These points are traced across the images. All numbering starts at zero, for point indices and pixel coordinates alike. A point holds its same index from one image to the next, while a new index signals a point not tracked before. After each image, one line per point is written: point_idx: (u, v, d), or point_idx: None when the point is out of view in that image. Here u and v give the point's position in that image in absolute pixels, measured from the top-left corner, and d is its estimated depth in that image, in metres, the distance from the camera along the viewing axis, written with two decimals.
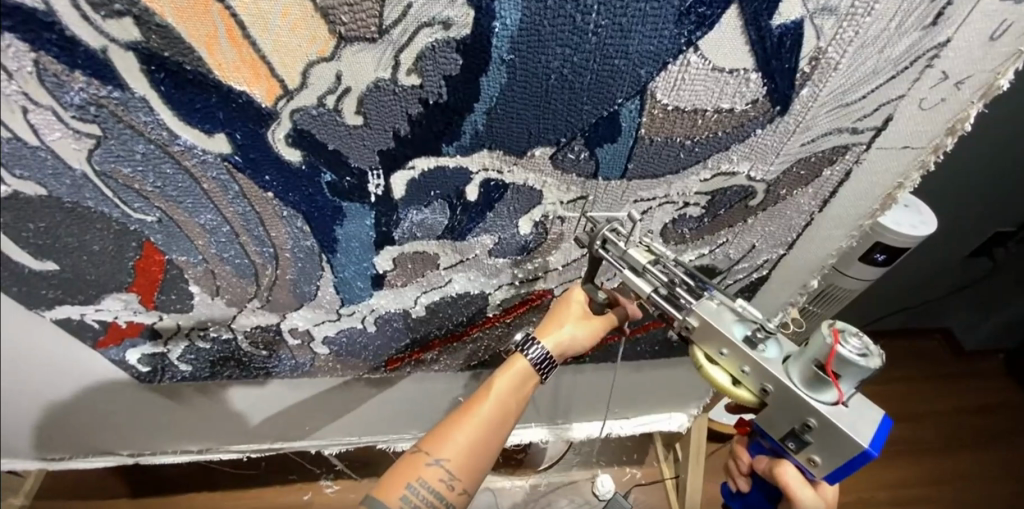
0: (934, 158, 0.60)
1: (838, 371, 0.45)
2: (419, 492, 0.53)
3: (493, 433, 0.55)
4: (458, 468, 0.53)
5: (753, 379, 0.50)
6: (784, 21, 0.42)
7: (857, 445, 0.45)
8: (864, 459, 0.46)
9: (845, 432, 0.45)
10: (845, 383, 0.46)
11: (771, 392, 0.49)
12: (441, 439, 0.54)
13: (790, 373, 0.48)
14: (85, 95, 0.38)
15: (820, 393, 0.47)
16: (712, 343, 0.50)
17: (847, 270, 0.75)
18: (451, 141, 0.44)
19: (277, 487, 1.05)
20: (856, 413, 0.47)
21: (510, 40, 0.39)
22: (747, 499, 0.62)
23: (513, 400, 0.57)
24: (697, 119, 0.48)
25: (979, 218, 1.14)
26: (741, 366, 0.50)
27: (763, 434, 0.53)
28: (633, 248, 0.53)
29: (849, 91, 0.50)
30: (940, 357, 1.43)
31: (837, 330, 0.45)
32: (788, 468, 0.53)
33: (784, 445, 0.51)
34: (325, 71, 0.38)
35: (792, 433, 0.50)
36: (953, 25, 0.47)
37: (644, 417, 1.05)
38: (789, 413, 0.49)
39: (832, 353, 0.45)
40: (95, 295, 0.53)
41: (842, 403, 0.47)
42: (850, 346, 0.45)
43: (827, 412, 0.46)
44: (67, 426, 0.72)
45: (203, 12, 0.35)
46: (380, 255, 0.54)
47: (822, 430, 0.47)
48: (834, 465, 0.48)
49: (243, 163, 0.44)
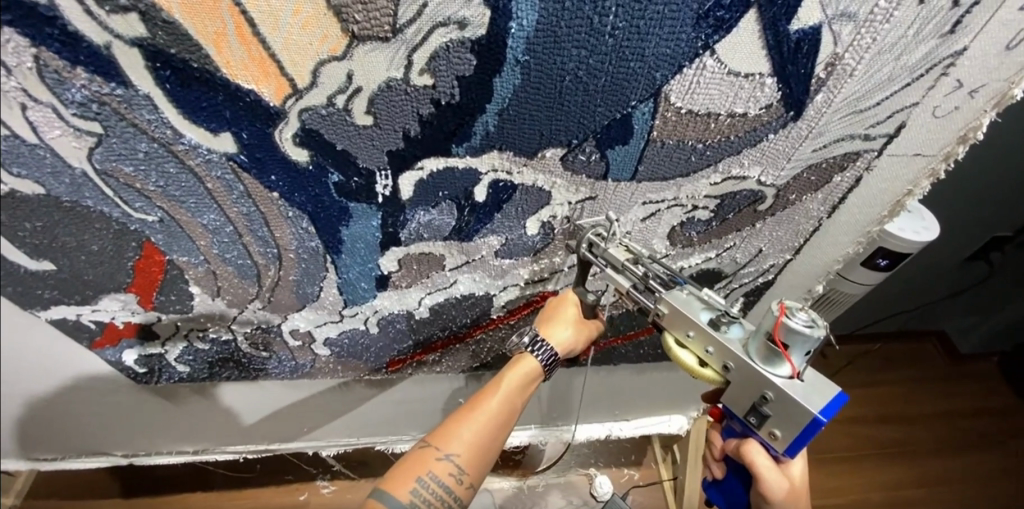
0: (944, 166, 0.61)
1: (787, 341, 0.45)
2: (428, 486, 0.51)
3: (499, 427, 0.55)
4: (467, 462, 0.53)
5: (717, 358, 0.49)
6: (802, 26, 0.42)
7: (810, 413, 0.44)
8: (817, 428, 0.45)
9: (798, 402, 0.45)
10: (796, 357, 0.46)
11: (733, 369, 0.48)
12: (448, 432, 0.53)
13: (749, 350, 0.47)
14: (87, 92, 0.37)
15: (774, 367, 0.46)
16: (679, 327, 0.49)
17: (849, 275, 0.76)
18: (461, 142, 0.44)
19: (274, 487, 1.04)
20: (811, 385, 0.46)
21: (526, 41, 0.38)
22: (723, 487, 0.61)
23: (519, 397, 0.57)
24: (710, 123, 0.47)
25: (977, 221, 1.14)
26: (706, 346, 0.49)
27: (734, 417, 0.52)
28: (612, 246, 0.54)
29: (863, 98, 0.50)
30: (934, 361, 1.44)
31: (784, 306, 0.46)
32: (754, 446, 0.52)
33: (747, 421, 0.50)
34: (335, 71, 0.38)
35: (752, 407, 0.49)
36: (970, 34, 0.47)
37: (644, 419, 1.06)
38: (748, 389, 0.48)
39: (779, 323, 0.45)
40: (92, 296, 0.52)
41: (796, 378, 0.46)
42: (797, 318, 0.45)
43: (783, 384, 0.46)
44: (59, 424, 0.71)
45: (213, 9, 0.34)
46: (385, 257, 0.53)
47: (780, 403, 0.46)
48: (792, 438, 0.47)
49: (249, 163, 0.43)
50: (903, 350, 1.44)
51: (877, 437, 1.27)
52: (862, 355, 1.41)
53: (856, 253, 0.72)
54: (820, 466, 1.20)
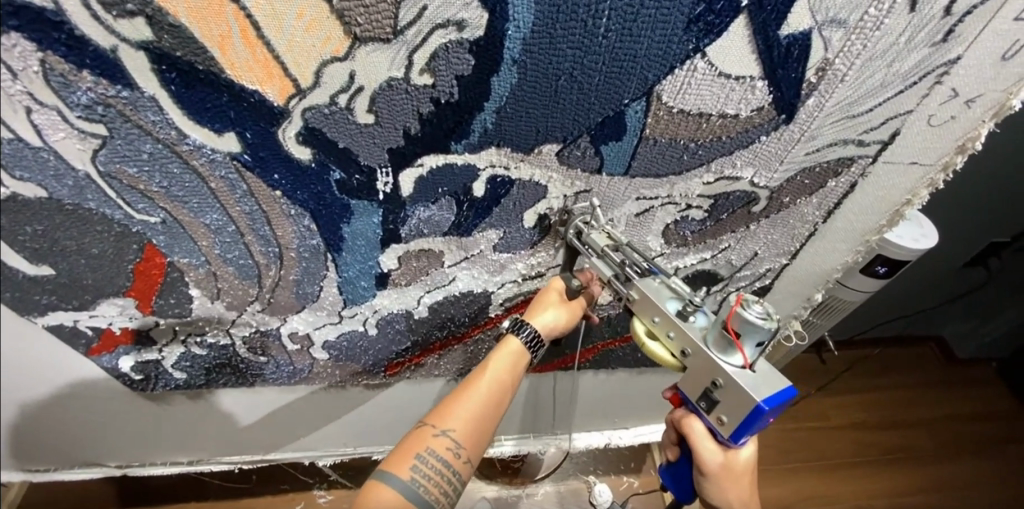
0: (943, 176, 0.64)
1: (739, 330, 0.46)
2: (427, 462, 0.52)
3: (494, 403, 0.56)
4: (464, 436, 0.53)
5: (676, 344, 0.51)
6: (793, 31, 0.43)
7: (753, 400, 0.46)
8: (759, 416, 0.46)
9: (744, 389, 0.46)
10: (748, 346, 0.47)
11: (690, 355, 0.50)
12: (444, 410, 0.54)
13: (707, 337, 0.49)
14: (93, 95, 0.38)
15: (727, 355, 0.48)
16: (647, 313, 0.52)
17: (847, 282, 0.78)
18: (460, 139, 0.45)
19: (270, 497, 1.03)
20: (761, 376, 0.47)
21: (523, 41, 0.39)
22: (672, 470, 0.62)
23: (511, 374, 0.58)
24: (701, 123, 0.49)
25: (971, 225, 1.16)
26: (669, 331, 0.51)
27: (686, 400, 0.54)
28: (596, 232, 0.55)
29: (855, 103, 0.51)
30: (932, 366, 1.46)
31: (741, 297, 0.47)
32: (695, 423, 0.54)
33: (698, 405, 0.52)
34: (338, 71, 0.39)
35: (703, 393, 0.50)
36: (963, 43, 0.49)
37: (643, 428, 1.10)
38: (701, 374, 0.50)
39: (733, 312, 0.46)
40: (90, 300, 0.52)
41: (748, 368, 0.48)
42: (751, 310, 0.46)
43: (732, 372, 0.47)
44: (54, 432, 0.71)
45: (218, 13, 0.35)
46: (385, 254, 0.54)
47: (729, 389, 0.48)
48: (736, 423, 0.48)
49: (252, 162, 0.44)
50: (899, 355, 1.46)
51: (876, 442, 1.29)
52: (860, 360, 1.43)
53: (854, 261, 0.74)
54: (817, 473, 1.21)
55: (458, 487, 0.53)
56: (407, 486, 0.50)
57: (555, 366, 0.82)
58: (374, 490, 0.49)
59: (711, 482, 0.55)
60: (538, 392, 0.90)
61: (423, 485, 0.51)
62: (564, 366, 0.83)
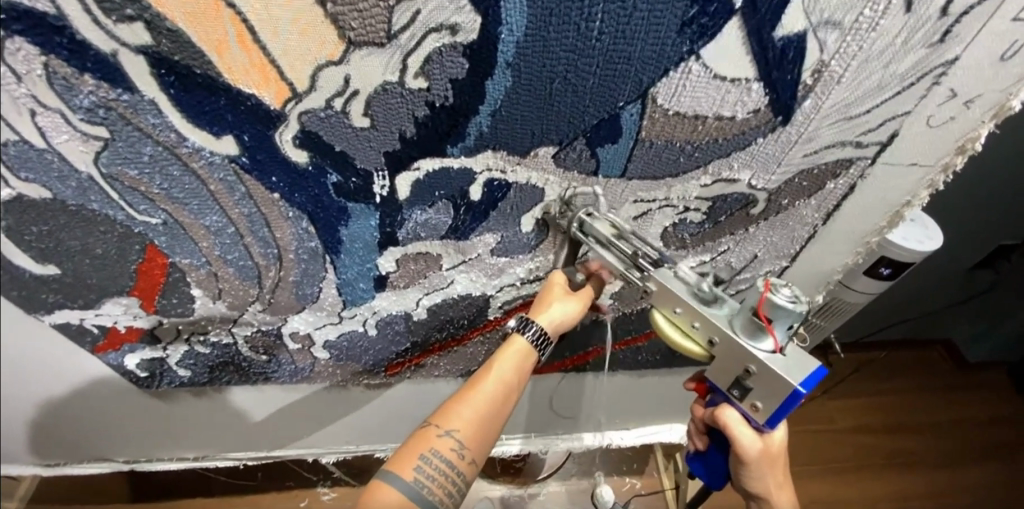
0: (944, 178, 0.63)
1: (770, 316, 0.46)
2: (431, 463, 0.52)
3: (499, 404, 0.55)
4: (468, 438, 0.53)
5: (702, 333, 0.50)
6: (787, 33, 0.43)
7: (788, 384, 0.46)
8: (796, 400, 0.47)
9: (778, 374, 0.46)
10: (779, 330, 0.46)
11: (718, 344, 0.50)
12: (448, 410, 0.54)
13: (734, 324, 0.49)
14: (94, 98, 0.39)
15: (757, 340, 0.47)
16: (667, 304, 0.51)
17: (852, 284, 0.79)
18: (456, 142, 0.45)
19: (274, 493, 1.04)
20: (792, 360, 0.47)
21: (516, 45, 0.40)
22: (706, 459, 0.61)
23: (517, 374, 0.57)
24: (697, 125, 0.49)
25: (980, 226, 1.15)
26: (693, 321, 0.50)
27: (715, 388, 0.54)
28: (598, 222, 0.54)
29: (853, 104, 0.51)
30: (942, 369, 1.45)
31: (768, 282, 0.47)
32: (731, 411, 0.53)
33: (728, 394, 0.52)
34: (334, 74, 0.39)
35: (736, 380, 0.50)
36: (962, 43, 0.49)
37: (644, 429, 1.09)
38: (732, 363, 0.49)
39: (763, 299, 0.45)
40: (95, 299, 0.53)
41: (779, 352, 0.47)
42: (781, 294, 0.46)
43: (764, 358, 0.47)
44: (64, 428, 0.72)
45: (214, 18, 0.36)
46: (383, 256, 0.54)
47: (762, 375, 0.48)
48: (772, 409, 0.49)
49: (250, 165, 0.44)
50: (908, 358, 1.45)
51: (882, 444, 1.28)
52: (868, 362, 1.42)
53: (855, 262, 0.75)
54: (825, 478, 1.20)
55: (462, 487, 0.54)
56: (410, 487, 0.51)
57: (557, 367, 0.82)
58: (380, 492, 0.50)
59: (750, 468, 0.55)
60: (538, 393, 0.90)
61: (427, 486, 0.52)
62: (566, 367, 0.83)
